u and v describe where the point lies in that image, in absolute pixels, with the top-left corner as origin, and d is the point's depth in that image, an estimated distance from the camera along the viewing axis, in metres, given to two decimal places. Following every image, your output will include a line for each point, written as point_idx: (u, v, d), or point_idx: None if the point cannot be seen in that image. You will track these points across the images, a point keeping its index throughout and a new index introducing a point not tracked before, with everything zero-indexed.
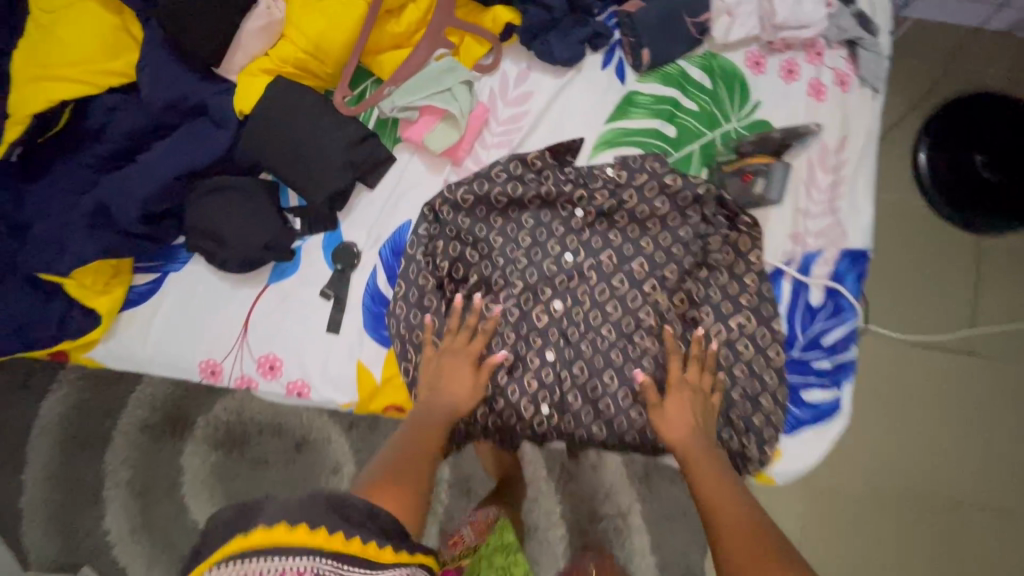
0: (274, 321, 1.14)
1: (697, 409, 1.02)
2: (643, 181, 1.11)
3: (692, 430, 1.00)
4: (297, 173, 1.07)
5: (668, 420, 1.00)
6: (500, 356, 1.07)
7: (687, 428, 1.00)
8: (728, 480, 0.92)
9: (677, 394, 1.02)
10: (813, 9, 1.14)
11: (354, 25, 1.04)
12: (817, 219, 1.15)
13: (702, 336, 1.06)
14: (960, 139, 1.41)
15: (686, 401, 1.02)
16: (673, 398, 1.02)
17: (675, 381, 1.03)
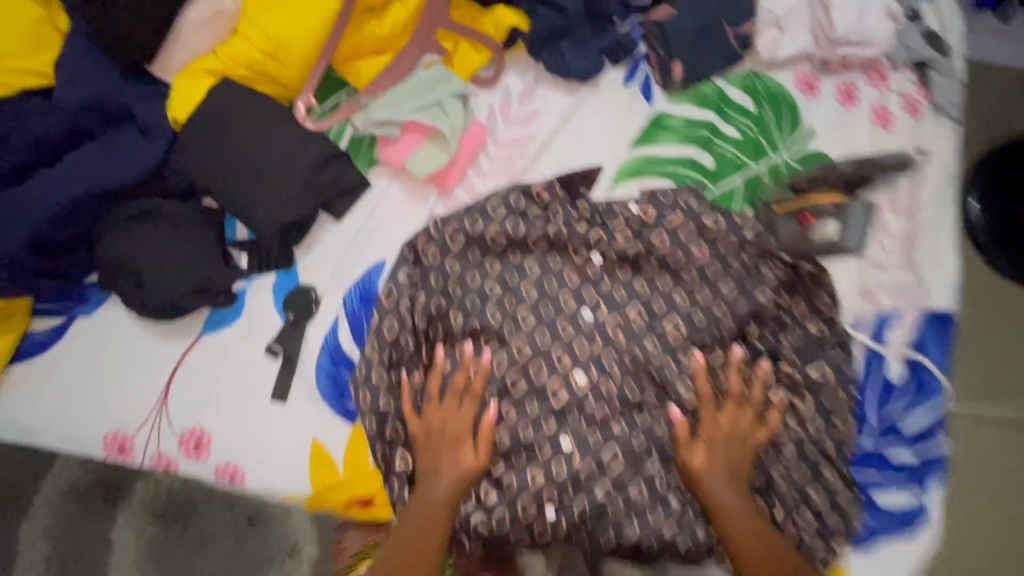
0: (204, 385, 0.89)
1: (738, 455, 0.83)
2: (676, 222, 0.89)
3: (732, 486, 0.81)
4: (243, 199, 0.85)
5: (702, 472, 0.81)
6: (493, 409, 0.84)
7: (726, 484, 0.80)
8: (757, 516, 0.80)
9: (714, 446, 0.82)
10: (878, 24, 0.96)
11: (324, 23, 0.84)
12: (891, 272, 0.92)
13: (743, 357, 0.86)
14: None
15: (718, 436, 0.83)
16: (709, 446, 0.82)
17: (709, 422, 0.83)
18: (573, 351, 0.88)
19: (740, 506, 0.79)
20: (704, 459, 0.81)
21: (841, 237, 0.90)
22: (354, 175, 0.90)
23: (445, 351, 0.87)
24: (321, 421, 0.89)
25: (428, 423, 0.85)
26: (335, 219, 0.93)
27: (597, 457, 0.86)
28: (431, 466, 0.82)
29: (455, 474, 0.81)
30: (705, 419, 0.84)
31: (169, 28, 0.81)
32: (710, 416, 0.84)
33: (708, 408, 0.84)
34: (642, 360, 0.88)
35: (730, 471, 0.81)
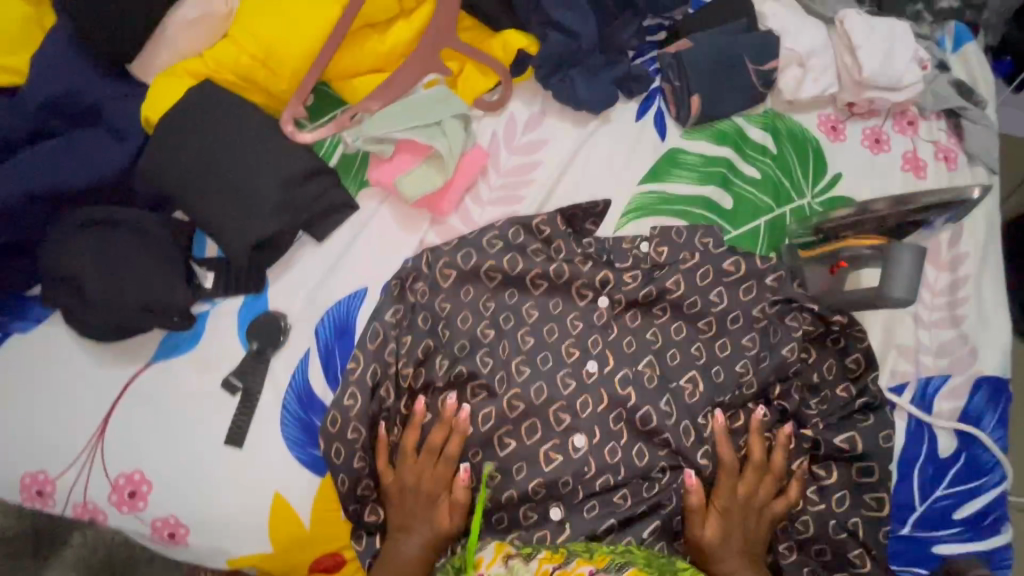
0: (145, 421, 0.76)
1: (753, 526, 0.73)
2: (691, 265, 0.78)
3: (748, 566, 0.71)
4: (215, 212, 0.77)
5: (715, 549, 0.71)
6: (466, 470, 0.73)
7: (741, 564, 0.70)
8: None
9: (728, 518, 0.72)
10: (909, 68, 0.90)
11: (321, 33, 0.79)
12: (934, 330, 0.82)
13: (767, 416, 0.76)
14: None
15: (733, 505, 0.73)
16: (720, 517, 0.72)
17: (726, 490, 0.73)
18: (571, 408, 0.75)
19: None
20: (717, 534, 0.71)
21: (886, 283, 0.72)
22: (339, 195, 0.82)
23: (425, 404, 0.75)
24: (283, 471, 0.76)
25: (403, 476, 0.74)
26: (316, 240, 0.84)
27: (593, 533, 0.73)
28: (404, 521, 0.73)
29: (429, 534, 0.72)
30: (721, 485, 0.73)
31: (158, 25, 0.77)
32: (727, 488, 0.73)
33: (725, 477, 0.74)
34: (653, 424, 0.75)
35: (746, 545, 0.72)
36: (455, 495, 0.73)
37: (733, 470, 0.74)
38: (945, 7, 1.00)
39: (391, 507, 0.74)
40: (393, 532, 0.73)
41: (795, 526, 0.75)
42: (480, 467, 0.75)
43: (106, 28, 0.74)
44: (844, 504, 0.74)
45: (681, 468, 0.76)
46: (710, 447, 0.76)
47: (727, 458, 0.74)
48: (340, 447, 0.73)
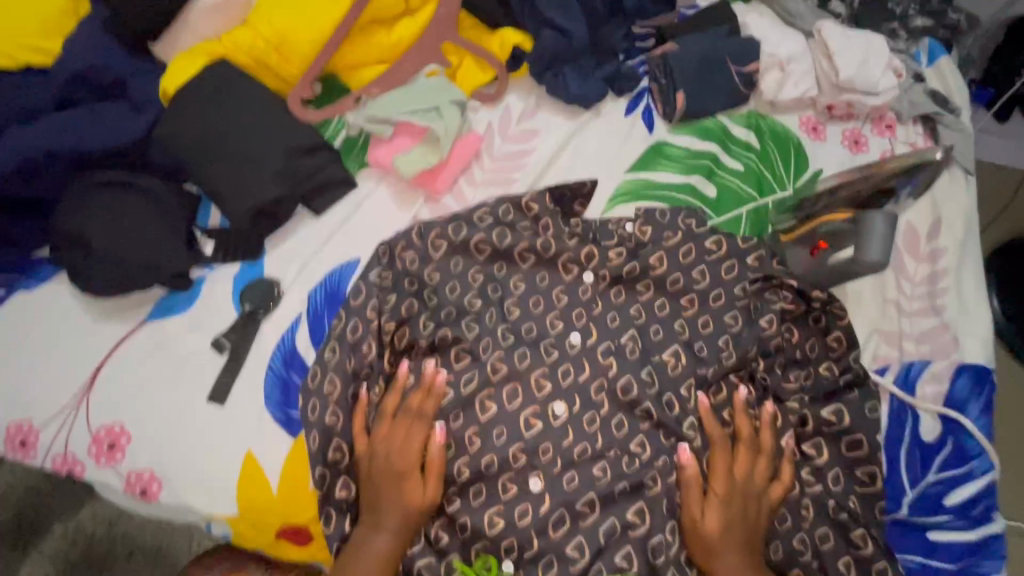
0: (134, 376, 0.78)
1: (751, 519, 0.70)
2: (674, 242, 0.81)
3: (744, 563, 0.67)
4: (220, 179, 0.81)
5: (709, 538, 0.68)
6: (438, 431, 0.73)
7: (741, 558, 0.67)
8: None
9: (730, 505, 0.69)
10: (883, 75, 0.94)
11: (331, 22, 0.86)
12: (916, 318, 0.83)
13: (747, 398, 0.75)
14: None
15: (731, 491, 0.70)
16: (716, 506, 0.69)
17: (722, 473, 0.71)
18: (553, 376, 0.77)
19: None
20: (714, 524, 0.68)
21: (861, 250, 0.72)
22: (338, 171, 0.86)
23: (409, 367, 0.77)
24: (255, 429, 0.76)
25: (374, 445, 0.74)
26: (315, 214, 0.87)
27: (572, 505, 0.72)
28: (375, 499, 0.71)
29: (402, 512, 0.70)
30: (717, 470, 0.71)
31: (180, 8, 0.84)
32: (719, 476, 0.71)
33: (717, 459, 0.72)
34: (633, 395, 0.75)
35: (747, 536, 0.68)
36: (427, 462, 0.73)
37: (725, 449, 0.73)
38: (919, 24, 1.06)
39: (365, 480, 0.73)
40: (367, 502, 0.72)
41: (791, 519, 0.72)
42: (459, 433, 0.75)
43: (135, 11, 0.82)
44: (840, 483, 0.73)
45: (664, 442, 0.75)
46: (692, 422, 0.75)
47: (716, 442, 0.73)
48: (317, 402, 0.75)
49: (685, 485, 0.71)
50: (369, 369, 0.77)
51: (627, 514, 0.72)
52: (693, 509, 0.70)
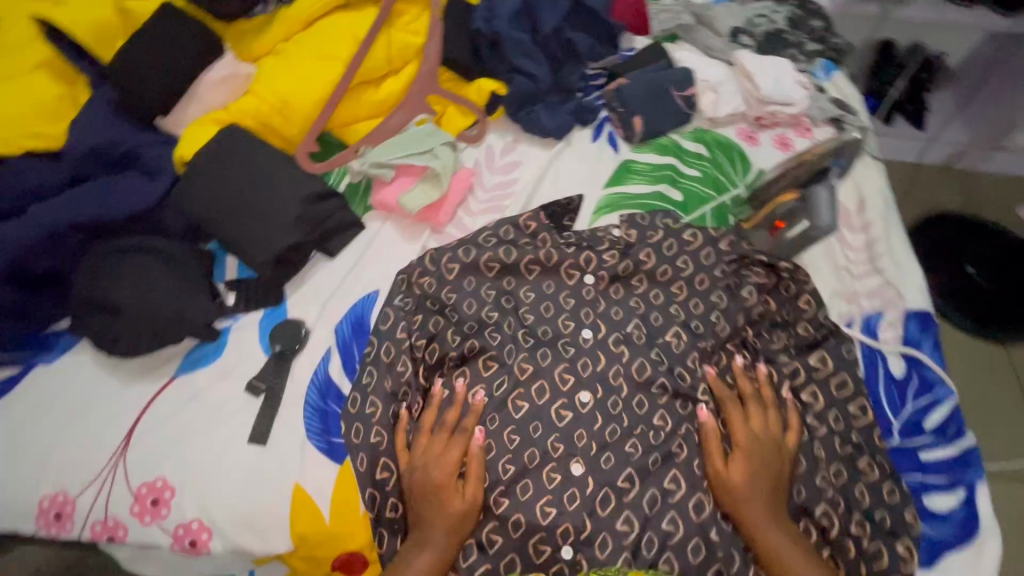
0: (171, 429, 0.79)
1: (772, 466, 0.76)
2: (657, 239, 0.93)
3: (770, 508, 0.73)
4: (240, 232, 0.87)
5: (733, 487, 0.75)
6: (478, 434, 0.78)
7: (768, 502, 0.74)
8: (791, 530, 0.73)
9: (752, 455, 0.77)
10: (795, 89, 1.13)
11: (327, 85, 0.95)
12: (863, 279, 0.98)
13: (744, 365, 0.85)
14: (945, 258, 1.65)
15: (750, 442, 0.78)
16: (738, 457, 0.77)
17: (739, 427, 0.79)
18: (574, 368, 0.84)
19: (776, 517, 0.73)
20: (738, 474, 0.75)
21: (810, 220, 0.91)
22: (349, 214, 0.94)
23: (442, 384, 0.83)
24: (299, 462, 0.78)
25: (414, 459, 0.77)
26: (329, 256, 0.94)
27: (614, 483, 0.78)
28: (424, 514, 0.73)
29: (446, 521, 0.72)
30: (738, 426, 0.80)
31: (190, 85, 0.92)
32: (739, 430, 0.79)
33: (733, 417, 0.81)
34: (648, 373, 0.84)
35: (770, 481, 0.75)
36: (469, 466, 0.77)
37: (738, 407, 0.82)
38: (812, 48, 1.28)
39: (410, 496, 0.75)
40: (418, 517, 0.73)
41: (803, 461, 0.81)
42: (498, 434, 0.80)
43: (142, 89, 0.88)
44: (841, 422, 0.83)
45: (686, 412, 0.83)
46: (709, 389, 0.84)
47: (726, 403, 0.82)
48: (360, 426, 0.78)
49: (706, 443, 0.79)
50: (407, 385, 0.81)
51: (664, 483, 0.78)
52: (717, 465, 0.77)
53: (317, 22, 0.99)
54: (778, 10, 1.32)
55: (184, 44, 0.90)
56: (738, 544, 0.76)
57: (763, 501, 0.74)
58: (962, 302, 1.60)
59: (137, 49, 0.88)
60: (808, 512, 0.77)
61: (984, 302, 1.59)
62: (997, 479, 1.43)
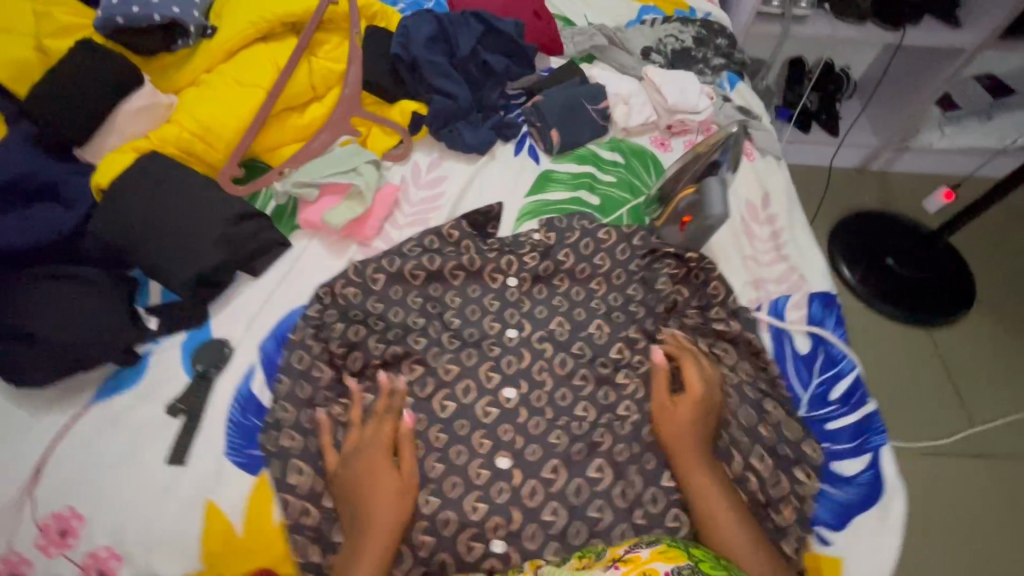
0: (84, 456, 0.78)
1: (708, 419, 0.81)
2: (575, 239, 0.98)
3: (701, 454, 0.78)
4: (158, 256, 0.88)
5: (669, 434, 0.80)
6: (410, 418, 0.81)
7: (704, 442, 0.79)
8: (719, 470, 0.78)
9: (698, 400, 0.81)
10: (699, 98, 1.22)
11: (250, 111, 0.99)
12: (771, 266, 1.05)
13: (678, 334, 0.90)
14: (865, 255, 1.74)
15: (697, 387, 0.82)
16: (678, 409, 0.81)
17: (689, 375, 0.84)
18: (499, 366, 0.87)
19: (709, 457, 0.78)
20: (675, 422, 0.80)
21: (707, 211, 0.95)
22: (274, 234, 0.96)
23: (369, 382, 0.85)
24: (217, 477, 0.78)
25: (345, 460, 0.77)
26: (253, 275, 0.95)
27: (540, 475, 0.79)
28: (363, 510, 0.73)
29: (392, 506, 0.73)
30: (690, 382, 0.82)
31: (108, 115, 0.93)
32: (688, 386, 0.82)
33: (688, 374, 0.84)
34: (569, 366, 0.87)
35: (707, 425, 0.80)
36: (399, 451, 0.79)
37: (695, 366, 0.84)
38: (717, 62, 1.39)
39: (344, 498, 0.76)
40: (356, 517, 0.73)
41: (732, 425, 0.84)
42: (425, 434, 0.81)
43: (59, 122, 0.90)
44: (755, 398, 0.87)
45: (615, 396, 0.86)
46: (634, 375, 0.87)
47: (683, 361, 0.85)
48: (274, 433, 0.80)
49: (656, 394, 0.84)
50: (324, 391, 0.84)
51: (589, 472, 0.79)
52: (660, 415, 0.82)
53: (238, 53, 1.03)
54: (685, 29, 1.41)
55: (101, 74, 0.91)
56: (664, 522, 0.77)
57: (695, 447, 0.78)
58: (885, 293, 1.70)
59: (53, 83, 0.90)
60: None
61: (901, 292, 1.69)
62: (928, 458, 1.49)
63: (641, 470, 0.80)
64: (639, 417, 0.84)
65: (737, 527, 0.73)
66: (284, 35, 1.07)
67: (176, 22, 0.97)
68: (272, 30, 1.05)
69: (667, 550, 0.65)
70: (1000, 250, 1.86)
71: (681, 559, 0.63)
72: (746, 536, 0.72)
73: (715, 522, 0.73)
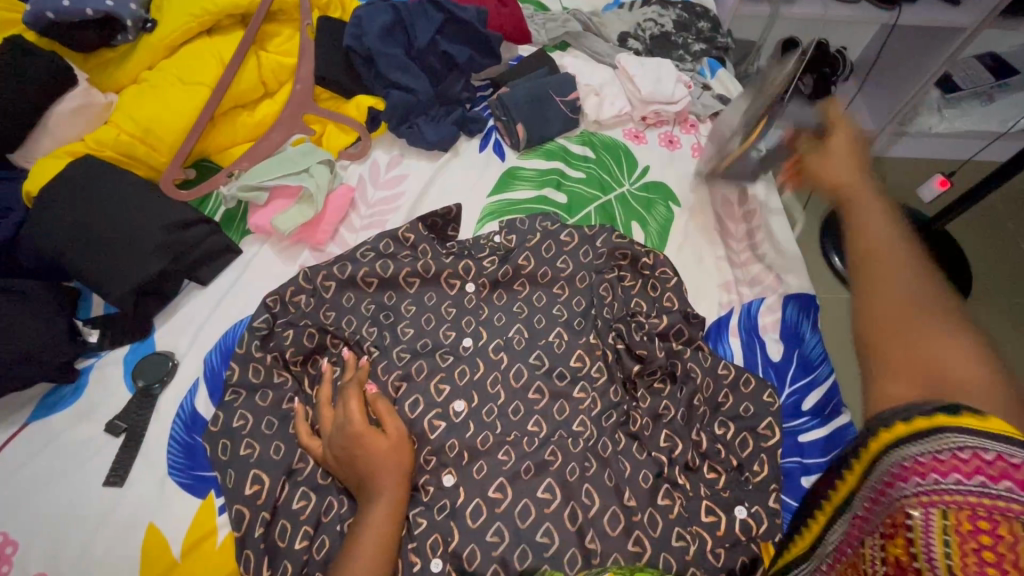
0: (18, 481, 0.75)
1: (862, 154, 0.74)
2: (536, 241, 0.93)
3: (860, 160, 0.72)
4: (95, 266, 0.84)
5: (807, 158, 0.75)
6: (372, 386, 0.81)
7: (839, 161, 0.72)
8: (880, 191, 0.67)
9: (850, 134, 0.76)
10: (676, 87, 1.15)
11: (193, 109, 0.94)
12: (744, 267, 1.01)
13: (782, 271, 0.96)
14: None
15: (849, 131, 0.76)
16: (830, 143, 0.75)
17: (834, 116, 0.79)
18: (450, 378, 0.83)
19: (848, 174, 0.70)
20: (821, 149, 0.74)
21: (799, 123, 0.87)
22: (221, 240, 0.93)
23: (332, 361, 0.84)
24: (157, 499, 0.75)
25: (331, 435, 0.75)
26: (201, 285, 0.92)
27: (486, 494, 0.75)
28: (366, 485, 0.71)
29: (390, 468, 0.71)
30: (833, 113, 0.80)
31: (39, 118, 0.88)
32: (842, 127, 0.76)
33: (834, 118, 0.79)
34: (525, 378, 0.83)
35: (854, 155, 0.72)
36: (374, 409, 0.77)
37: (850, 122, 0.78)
38: (698, 48, 1.30)
39: (346, 466, 0.73)
40: (361, 492, 0.71)
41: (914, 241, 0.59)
42: None
43: None
44: (730, 398, 0.83)
45: (592, 396, 0.82)
46: (594, 387, 0.83)
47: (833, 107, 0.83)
48: (228, 442, 0.77)
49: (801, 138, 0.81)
50: (291, 393, 0.82)
51: (539, 493, 0.74)
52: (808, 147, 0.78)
53: (182, 47, 0.97)
54: (665, 13, 1.32)
55: (28, 72, 0.85)
56: (624, 547, 0.71)
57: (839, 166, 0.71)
58: None
59: None
60: (696, 493, 0.76)
61: None
62: None
63: (596, 489, 0.75)
64: (593, 432, 0.79)
65: (880, 224, 0.61)
66: (232, 27, 1.02)
67: (111, 16, 0.91)
68: (217, 22, 1.00)
69: None
70: (1001, 239, 1.78)
71: None
72: (915, 251, 0.59)
73: (870, 220, 0.62)
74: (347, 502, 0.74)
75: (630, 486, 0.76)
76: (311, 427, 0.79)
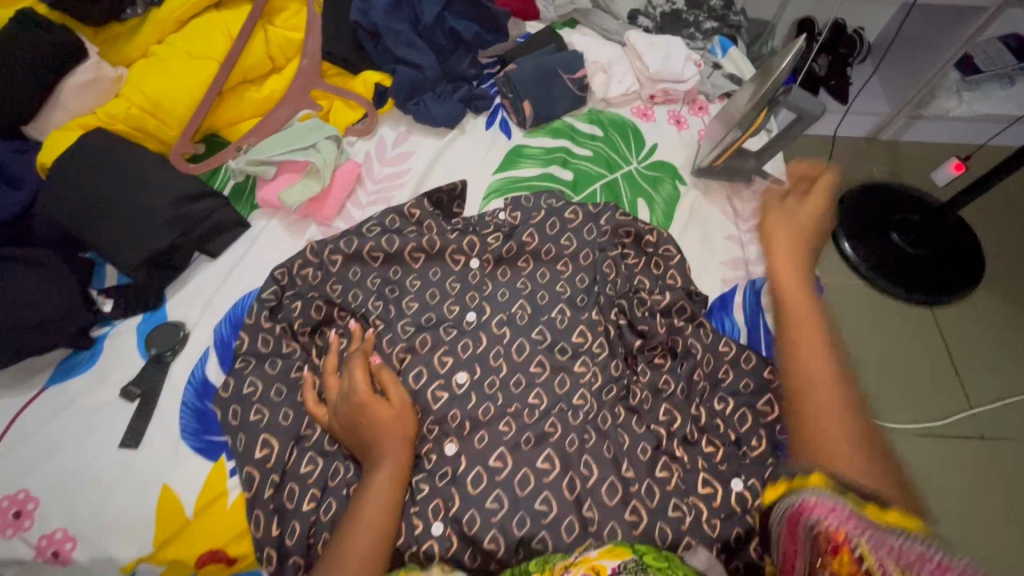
0: (39, 441, 0.78)
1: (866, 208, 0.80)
2: (540, 218, 0.94)
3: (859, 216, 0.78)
4: (107, 236, 0.85)
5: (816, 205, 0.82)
6: (376, 356, 0.82)
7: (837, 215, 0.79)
8: None
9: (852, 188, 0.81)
10: (685, 65, 1.13)
11: (201, 83, 0.94)
12: (750, 247, 1.02)
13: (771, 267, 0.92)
14: (873, 229, 1.55)
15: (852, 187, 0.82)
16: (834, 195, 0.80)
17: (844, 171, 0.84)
18: (453, 350, 0.84)
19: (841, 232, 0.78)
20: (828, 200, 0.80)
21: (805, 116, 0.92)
22: (229, 213, 0.94)
23: (338, 334, 0.86)
24: (171, 461, 0.78)
25: (337, 405, 0.77)
26: (211, 257, 0.94)
27: (486, 462, 0.76)
28: (371, 452, 0.73)
29: (393, 435, 0.73)
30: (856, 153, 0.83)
31: (51, 91, 0.89)
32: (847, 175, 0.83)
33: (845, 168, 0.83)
34: (527, 352, 0.84)
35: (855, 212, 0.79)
36: (377, 379, 0.79)
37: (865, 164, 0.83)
38: (710, 26, 1.28)
39: (352, 433, 0.75)
40: (366, 458, 0.73)
41: None
42: None
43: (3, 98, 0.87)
44: (730, 374, 0.84)
45: (594, 371, 0.83)
46: (596, 361, 0.84)
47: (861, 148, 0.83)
48: (238, 407, 0.79)
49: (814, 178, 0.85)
50: (300, 363, 0.84)
51: (538, 463, 0.76)
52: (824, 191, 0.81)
53: (190, 22, 0.98)
54: None
55: (39, 44, 0.86)
56: (621, 516, 0.73)
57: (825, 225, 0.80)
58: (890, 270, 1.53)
59: None
60: (694, 465, 0.77)
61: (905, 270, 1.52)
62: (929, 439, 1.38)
63: (594, 460, 0.76)
64: (593, 406, 0.80)
65: None
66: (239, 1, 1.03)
67: None
68: None
69: (615, 546, 0.59)
70: (1011, 214, 1.73)
71: (626, 555, 0.57)
72: None
73: None
74: (352, 468, 0.76)
75: (628, 458, 0.77)
76: (318, 395, 0.81)
